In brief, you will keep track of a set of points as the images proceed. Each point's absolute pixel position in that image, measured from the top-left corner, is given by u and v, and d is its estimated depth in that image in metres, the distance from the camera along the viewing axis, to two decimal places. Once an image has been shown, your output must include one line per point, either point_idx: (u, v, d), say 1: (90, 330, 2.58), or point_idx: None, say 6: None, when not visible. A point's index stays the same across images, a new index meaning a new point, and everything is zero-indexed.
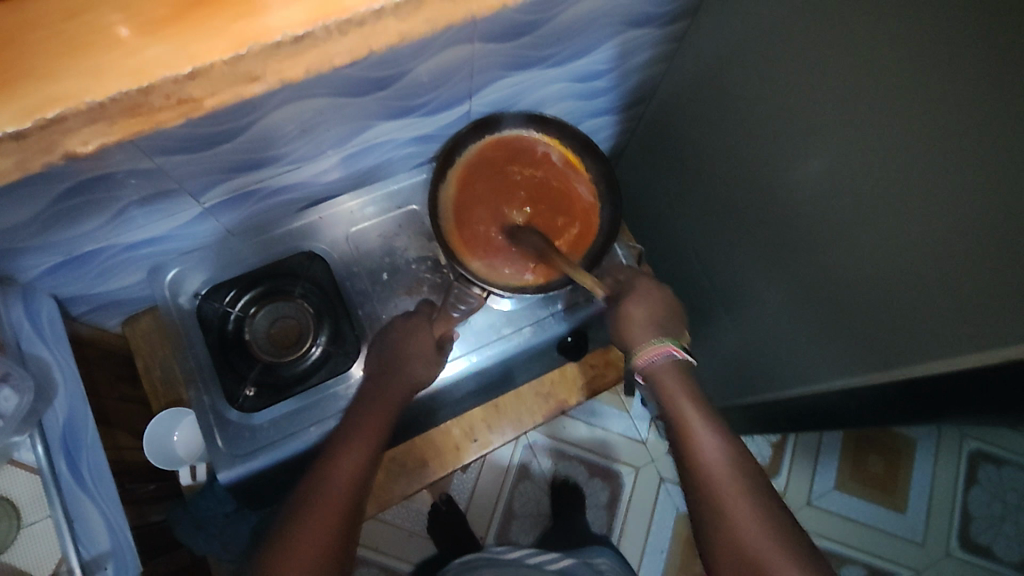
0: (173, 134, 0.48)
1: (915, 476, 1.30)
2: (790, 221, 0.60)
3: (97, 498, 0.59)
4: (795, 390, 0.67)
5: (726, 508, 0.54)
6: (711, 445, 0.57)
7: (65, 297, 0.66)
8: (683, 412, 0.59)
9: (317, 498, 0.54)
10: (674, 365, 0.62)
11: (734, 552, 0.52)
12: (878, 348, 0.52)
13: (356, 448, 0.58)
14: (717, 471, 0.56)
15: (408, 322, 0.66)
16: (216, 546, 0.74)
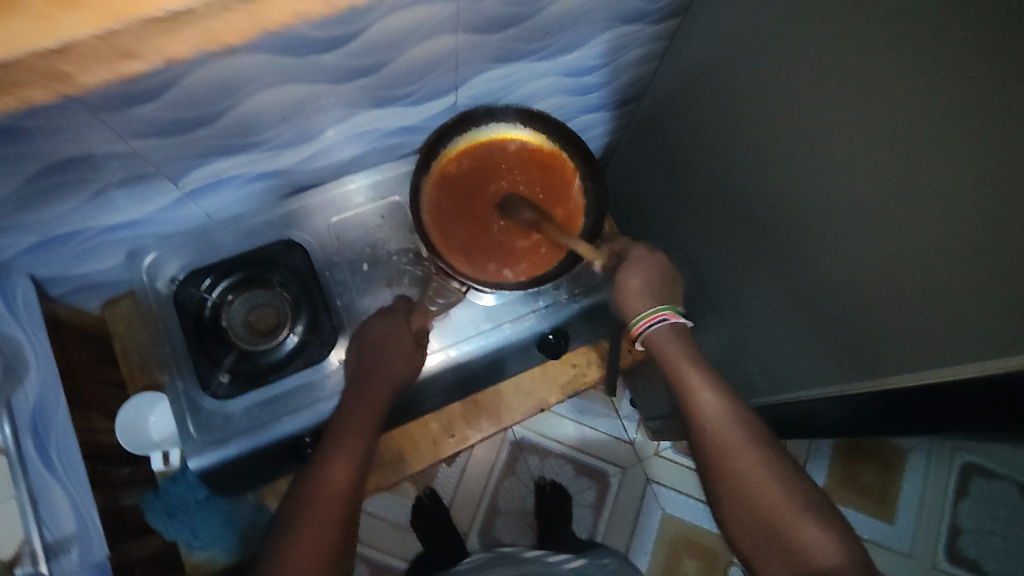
0: (146, 116, 0.48)
1: (905, 487, 1.29)
2: (780, 224, 0.59)
3: (65, 481, 0.59)
4: (788, 395, 0.66)
5: (736, 465, 0.54)
6: (713, 405, 0.58)
7: (43, 278, 0.65)
8: (683, 375, 0.60)
9: (310, 507, 0.54)
10: (669, 331, 0.63)
11: (746, 508, 0.53)
12: (872, 357, 0.51)
13: (344, 452, 0.57)
14: (720, 429, 0.56)
15: (386, 317, 0.65)
16: (186, 534, 0.74)
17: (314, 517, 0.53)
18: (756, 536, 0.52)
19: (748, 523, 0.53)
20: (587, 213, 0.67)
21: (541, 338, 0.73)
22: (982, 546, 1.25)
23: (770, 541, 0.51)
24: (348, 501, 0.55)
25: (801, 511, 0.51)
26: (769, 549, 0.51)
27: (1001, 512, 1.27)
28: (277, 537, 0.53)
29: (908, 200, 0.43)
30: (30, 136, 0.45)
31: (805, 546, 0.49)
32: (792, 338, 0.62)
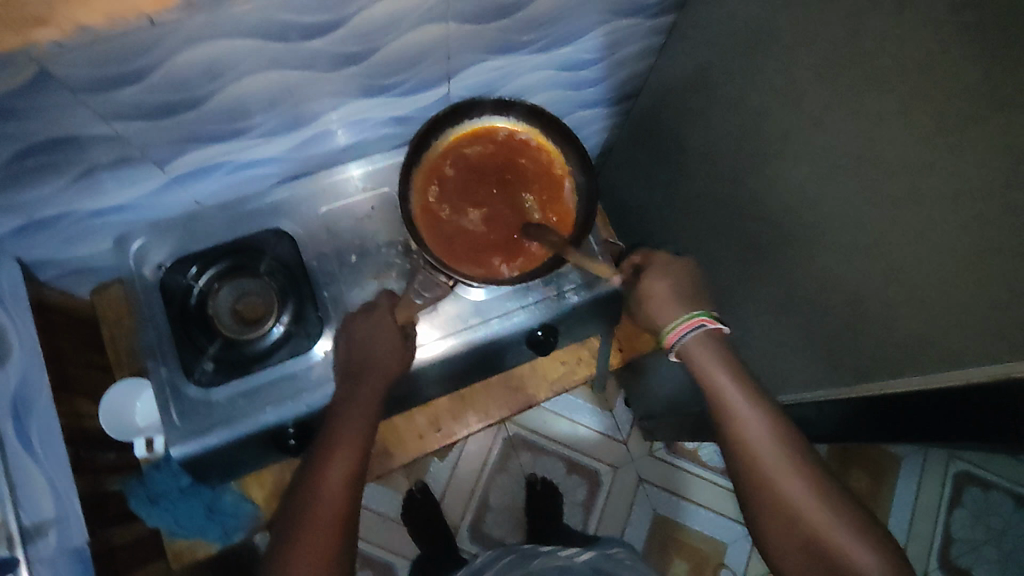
0: (127, 97, 0.48)
1: (899, 493, 1.28)
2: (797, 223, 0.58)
3: (45, 465, 0.59)
4: (796, 394, 0.67)
5: (784, 489, 0.54)
6: (757, 425, 0.56)
7: (31, 261, 0.65)
8: (724, 393, 0.58)
9: (309, 517, 0.57)
10: (705, 341, 0.60)
11: (795, 531, 0.53)
12: (911, 355, 0.50)
13: (339, 458, 0.59)
14: (766, 452, 0.55)
15: (371, 313, 0.65)
16: (169, 522, 0.73)
17: (314, 528, 0.56)
18: (804, 558, 0.53)
19: (796, 545, 0.53)
20: (579, 207, 0.66)
21: (530, 335, 0.72)
22: (974, 555, 1.24)
23: (819, 562, 0.52)
24: (346, 506, 0.58)
25: (853, 533, 0.51)
26: (818, 571, 0.52)
27: (994, 522, 1.26)
28: (278, 544, 0.57)
29: (934, 197, 0.44)
30: (12, 113, 0.45)
31: (859, 570, 0.50)
32: (805, 337, 0.63)
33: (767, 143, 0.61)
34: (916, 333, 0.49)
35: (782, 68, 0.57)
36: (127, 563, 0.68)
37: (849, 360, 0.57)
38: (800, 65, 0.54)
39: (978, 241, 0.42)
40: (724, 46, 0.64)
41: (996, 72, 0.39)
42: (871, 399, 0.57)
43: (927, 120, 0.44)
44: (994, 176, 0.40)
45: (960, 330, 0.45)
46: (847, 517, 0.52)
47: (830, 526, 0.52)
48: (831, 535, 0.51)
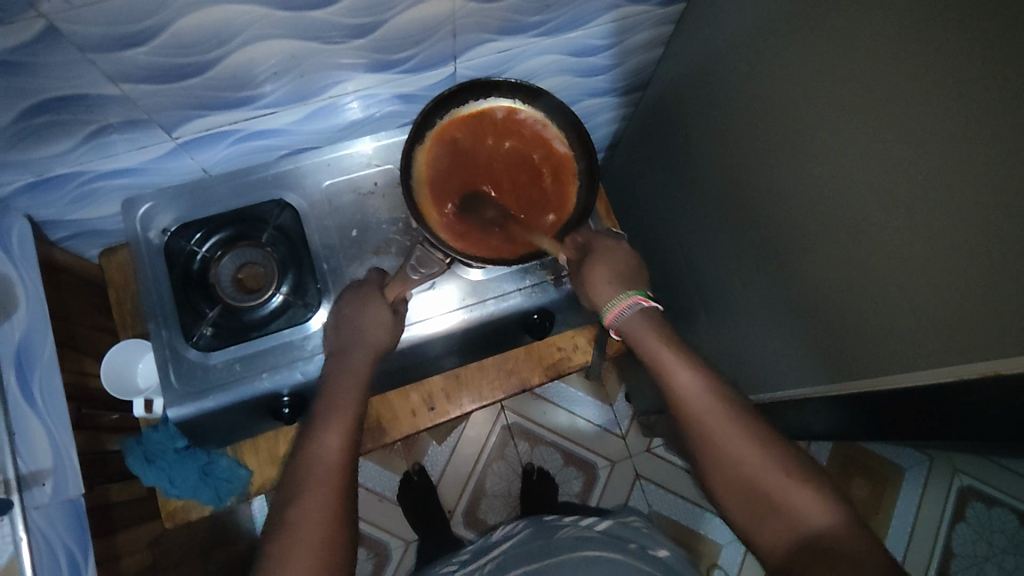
0: (136, 58, 0.49)
1: (899, 503, 1.26)
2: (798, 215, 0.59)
3: (45, 418, 0.61)
4: (797, 390, 0.67)
5: (726, 440, 0.54)
6: (690, 382, 0.57)
7: (42, 220, 0.66)
8: (659, 352, 0.59)
9: (309, 475, 0.54)
10: (640, 315, 0.62)
11: (740, 480, 0.52)
12: (910, 348, 0.50)
13: (336, 420, 0.57)
14: (699, 405, 0.56)
15: (359, 292, 0.65)
16: (164, 481, 0.72)
17: (314, 485, 0.53)
18: (753, 511, 0.51)
19: (744, 496, 0.52)
20: (580, 189, 0.67)
21: (524, 318, 0.72)
22: (974, 571, 1.22)
23: (768, 512, 0.51)
24: (345, 466, 0.55)
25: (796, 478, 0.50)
26: (770, 521, 0.50)
27: (996, 539, 1.23)
28: (279, 507, 0.53)
29: (937, 188, 0.44)
30: (17, 68, 0.46)
31: (805, 515, 0.49)
32: (807, 333, 0.63)
33: (772, 134, 0.61)
34: (913, 327, 0.49)
35: (788, 59, 0.56)
36: (118, 520, 0.70)
37: (849, 355, 0.58)
38: (806, 55, 0.54)
39: (972, 233, 0.42)
40: (732, 39, 0.64)
41: (994, 63, 0.39)
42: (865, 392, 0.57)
43: (933, 111, 0.43)
44: (994, 167, 0.40)
45: (955, 320, 0.45)
46: (791, 464, 0.51)
47: (773, 473, 0.51)
48: (774, 481, 0.51)
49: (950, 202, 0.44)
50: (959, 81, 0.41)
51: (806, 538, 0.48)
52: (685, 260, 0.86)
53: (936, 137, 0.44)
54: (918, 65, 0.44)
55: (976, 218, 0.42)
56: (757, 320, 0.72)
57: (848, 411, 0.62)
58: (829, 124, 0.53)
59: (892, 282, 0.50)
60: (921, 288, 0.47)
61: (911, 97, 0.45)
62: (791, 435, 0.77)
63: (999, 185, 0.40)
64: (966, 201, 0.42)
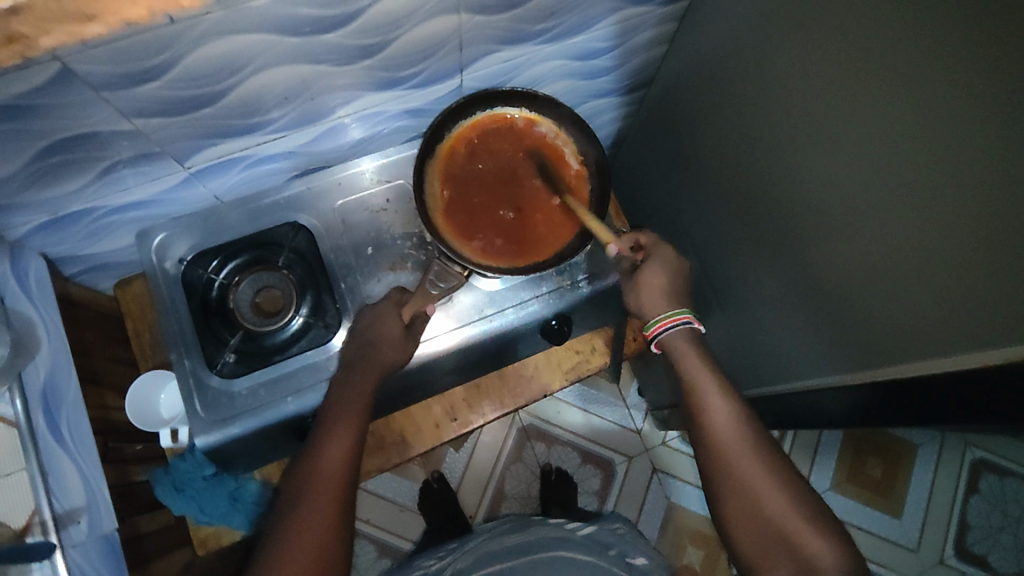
0: (148, 94, 0.49)
1: (914, 480, 1.28)
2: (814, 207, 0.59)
3: (76, 455, 0.61)
4: (815, 380, 0.68)
5: (739, 468, 0.55)
6: (721, 405, 0.58)
7: (57, 257, 0.66)
8: (691, 373, 0.60)
9: (310, 492, 0.55)
10: (684, 334, 0.62)
11: (752, 509, 0.54)
12: (927, 337, 0.50)
13: (342, 432, 0.58)
14: (726, 435, 0.57)
15: (376, 308, 0.65)
16: (194, 509, 0.73)
17: (319, 499, 0.55)
18: (761, 544, 0.53)
19: (753, 527, 0.54)
20: (592, 194, 0.67)
21: (543, 324, 0.73)
22: (990, 542, 1.24)
23: (773, 548, 0.53)
24: (347, 481, 0.57)
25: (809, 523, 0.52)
26: (777, 557, 0.52)
27: (1010, 509, 1.25)
28: (280, 514, 0.55)
29: (949, 179, 0.45)
30: (32, 112, 0.46)
31: (814, 557, 0.51)
32: (823, 323, 0.63)
33: (779, 129, 0.61)
34: (932, 314, 0.49)
35: (793, 53, 0.57)
36: (151, 549, 0.70)
37: (864, 344, 0.58)
38: (813, 50, 0.55)
39: (984, 222, 0.43)
40: (737, 35, 0.64)
41: (1001, 55, 0.39)
42: (886, 382, 0.57)
43: (943, 102, 0.44)
44: (1003, 157, 0.41)
45: (967, 309, 0.46)
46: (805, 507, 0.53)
47: (786, 512, 0.53)
48: (788, 521, 0.52)
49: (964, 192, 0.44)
50: (971, 74, 0.42)
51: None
52: (696, 255, 0.86)
53: (948, 127, 0.44)
54: (927, 60, 0.44)
55: (990, 208, 0.42)
56: (770, 312, 0.73)
57: (871, 400, 0.62)
58: (838, 116, 0.54)
59: (905, 273, 0.51)
60: (934, 278, 0.48)
61: (920, 91, 0.45)
62: (808, 422, 0.78)
63: (1008, 173, 0.40)
64: (980, 190, 0.43)
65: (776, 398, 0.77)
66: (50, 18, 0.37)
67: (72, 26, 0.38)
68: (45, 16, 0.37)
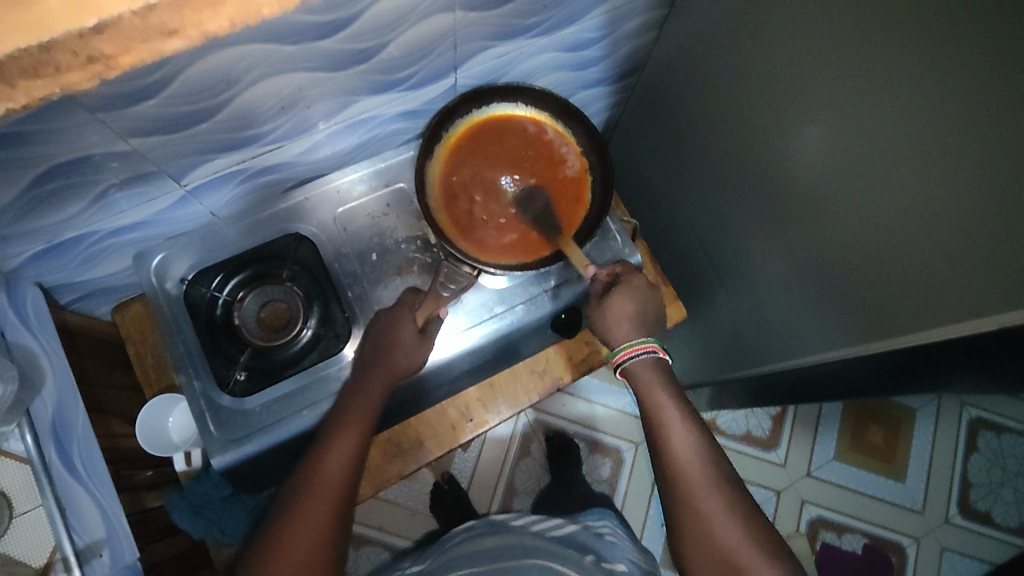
0: (146, 113, 0.48)
1: (916, 443, 1.30)
2: (816, 184, 0.59)
3: (91, 486, 0.60)
4: (814, 354, 0.68)
5: (696, 497, 0.55)
6: (685, 440, 0.58)
7: (51, 286, 0.64)
8: (657, 400, 0.61)
9: (307, 490, 0.53)
10: (650, 363, 0.63)
11: (708, 540, 0.53)
12: (927, 304, 0.50)
13: (346, 433, 0.58)
14: (687, 464, 0.57)
15: (391, 313, 0.65)
16: (214, 531, 0.71)
17: (313, 500, 0.53)
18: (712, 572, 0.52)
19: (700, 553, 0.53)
20: (594, 185, 0.67)
21: (553, 319, 0.73)
22: (992, 498, 1.27)
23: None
24: (347, 485, 0.55)
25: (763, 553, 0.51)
26: None
27: (1009, 464, 1.29)
28: (277, 515, 0.53)
29: (943, 151, 0.45)
30: (27, 139, 0.45)
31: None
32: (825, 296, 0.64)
33: (773, 107, 0.62)
34: (933, 280, 0.49)
35: (784, 33, 0.57)
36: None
37: (861, 318, 0.59)
38: (802, 28, 0.55)
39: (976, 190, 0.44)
40: (725, 16, 0.64)
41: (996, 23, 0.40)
42: (891, 353, 0.57)
43: (931, 74, 0.44)
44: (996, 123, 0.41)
45: (965, 275, 0.46)
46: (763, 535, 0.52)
47: (743, 543, 0.52)
48: (744, 549, 0.51)
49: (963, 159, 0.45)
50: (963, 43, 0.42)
51: None
52: (696, 239, 0.86)
53: (939, 98, 0.44)
54: (914, 31, 0.45)
55: (986, 177, 0.42)
56: (771, 290, 0.73)
57: (875, 369, 0.62)
58: (832, 90, 0.54)
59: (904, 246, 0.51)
60: (929, 249, 0.49)
61: (910, 63, 0.45)
62: (813, 395, 0.79)
63: (997, 141, 0.41)
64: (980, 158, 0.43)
65: (771, 374, 0.79)
66: (132, 38, 0.36)
67: (140, 41, 0.37)
68: (130, 32, 0.36)
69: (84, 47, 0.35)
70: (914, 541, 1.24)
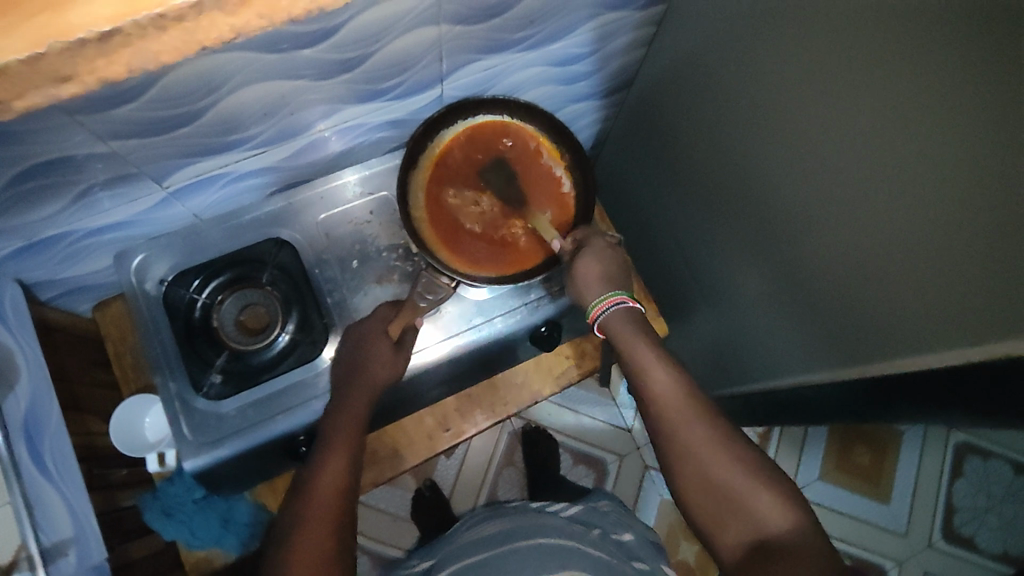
0: (126, 116, 0.48)
1: (901, 466, 1.30)
2: (798, 207, 0.59)
3: (60, 485, 0.60)
4: (797, 376, 0.68)
5: (687, 437, 0.54)
6: (664, 379, 0.57)
7: (31, 282, 0.64)
8: (635, 350, 0.59)
9: (311, 503, 0.54)
10: (623, 315, 0.61)
11: (702, 484, 0.53)
12: (917, 332, 0.50)
13: (341, 446, 0.57)
14: (671, 401, 0.56)
15: (362, 327, 0.65)
16: (185, 533, 0.73)
17: (319, 512, 0.53)
18: (711, 508, 0.53)
19: (700, 492, 0.53)
20: (577, 202, 0.67)
21: (533, 331, 0.73)
22: (977, 523, 1.26)
23: (725, 512, 0.52)
24: (347, 495, 0.56)
25: (763, 484, 0.51)
26: (726, 522, 0.52)
27: (995, 490, 1.28)
28: (285, 530, 0.53)
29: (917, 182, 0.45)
30: (5, 137, 0.45)
31: (762, 518, 0.50)
32: (804, 319, 0.64)
33: (757, 130, 0.62)
34: (920, 309, 0.49)
35: (767, 58, 0.57)
36: None
37: (845, 342, 0.59)
38: (786, 54, 0.55)
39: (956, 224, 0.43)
40: (712, 37, 0.65)
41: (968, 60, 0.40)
42: (872, 380, 0.57)
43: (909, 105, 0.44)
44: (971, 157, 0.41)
45: (949, 304, 0.46)
46: (756, 471, 0.52)
47: (734, 477, 0.52)
48: (737, 485, 0.52)
49: (932, 191, 0.45)
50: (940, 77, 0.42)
51: (760, 538, 0.50)
52: (680, 255, 0.86)
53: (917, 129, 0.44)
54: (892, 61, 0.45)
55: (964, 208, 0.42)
56: (753, 310, 0.73)
57: (853, 395, 0.62)
58: (813, 115, 0.54)
59: (886, 272, 0.51)
60: (911, 275, 0.48)
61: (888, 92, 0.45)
62: (796, 418, 0.78)
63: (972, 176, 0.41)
64: (953, 191, 0.43)
65: (757, 394, 0.78)
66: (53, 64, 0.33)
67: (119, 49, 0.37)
68: None
69: (66, 65, 0.36)
70: (897, 565, 1.24)
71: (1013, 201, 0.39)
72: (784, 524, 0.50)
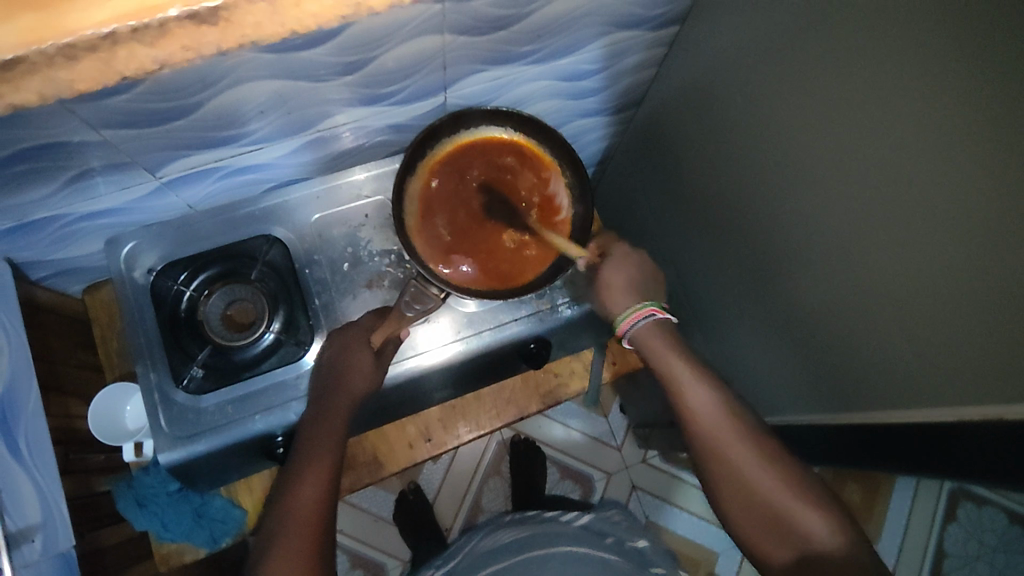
0: (119, 107, 0.47)
1: (893, 505, 1.27)
2: (797, 244, 0.58)
3: (32, 468, 0.59)
4: (793, 415, 0.66)
5: (728, 456, 0.57)
6: (704, 398, 0.59)
7: (21, 262, 0.64)
8: (671, 367, 0.61)
9: (286, 523, 0.55)
10: (654, 327, 0.63)
11: (745, 495, 0.56)
12: (914, 385, 0.48)
13: (316, 467, 0.58)
14: (716, 421, 0.58)
15: (343, 336, 0.64)
16: (157, 525, 0.74)
17: (294, 533, 0.55)
18: (757, 529, 0.55)
19: (743, 508, 0.56)
20: (575, 220, 0.66)
21: (522, 347, 0.72)
22: (966, 571, 1.24)
23: (772, 530, 0.54)
24: (325, 514, 0.57)
25: (806, 502, 0.54)
26: (774, 541, 0.54)
27: (987, 538, 1.25)
28: (259, 549, 0.55)
29: (919, 231, 0.44)
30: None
31: (811, 535, 0.53)
32: (799, 358, 0.62)
33: (759, 161, 0.60)
34: (916, 362, 0.47)
35: (772, 89, 0.56)
36: (110, 565, 0.68)
37: (839, 386, 0.57)
38: (792, 87, 0.53)
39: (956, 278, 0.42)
40: (721, 63, 0.63)
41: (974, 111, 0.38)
42: (870, 426, 0.55)
43: (913, 152, 0.43)
44: (974, 211, 0.40)
45: (949, 362, 0.44)
46: (802, 489, 0.55)
47: (778, 491, 0.55)
48: (785, 502, 0.54)
49: (931, 242, 0.43)
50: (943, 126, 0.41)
51: (807, 554, 0.52)
52: (678, 279, 0.85)
53: (919, 177, 0.43)
54: (899, 106, 0.43)
55: (967, 263, 0.41)
56: (748, 343, 0.72)
57: (849, 439, 0.61)
58: (816, 153, 0.52)
59: (881, 321, 0.50)
60: (910, 326, 0.47)
61: (893, 137, 0.44)
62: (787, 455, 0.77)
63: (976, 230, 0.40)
64: (955, 244, 0.42)
65: None
66: None
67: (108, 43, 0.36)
68: None
69: None
70: None
71: (1017, 261, 0.38)
72: (832, 546, 0.52)
